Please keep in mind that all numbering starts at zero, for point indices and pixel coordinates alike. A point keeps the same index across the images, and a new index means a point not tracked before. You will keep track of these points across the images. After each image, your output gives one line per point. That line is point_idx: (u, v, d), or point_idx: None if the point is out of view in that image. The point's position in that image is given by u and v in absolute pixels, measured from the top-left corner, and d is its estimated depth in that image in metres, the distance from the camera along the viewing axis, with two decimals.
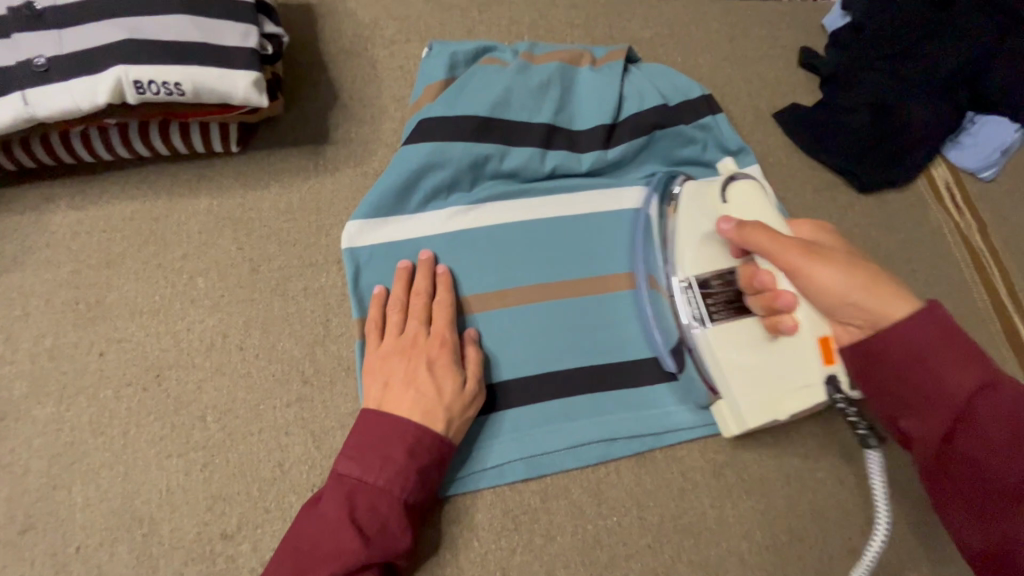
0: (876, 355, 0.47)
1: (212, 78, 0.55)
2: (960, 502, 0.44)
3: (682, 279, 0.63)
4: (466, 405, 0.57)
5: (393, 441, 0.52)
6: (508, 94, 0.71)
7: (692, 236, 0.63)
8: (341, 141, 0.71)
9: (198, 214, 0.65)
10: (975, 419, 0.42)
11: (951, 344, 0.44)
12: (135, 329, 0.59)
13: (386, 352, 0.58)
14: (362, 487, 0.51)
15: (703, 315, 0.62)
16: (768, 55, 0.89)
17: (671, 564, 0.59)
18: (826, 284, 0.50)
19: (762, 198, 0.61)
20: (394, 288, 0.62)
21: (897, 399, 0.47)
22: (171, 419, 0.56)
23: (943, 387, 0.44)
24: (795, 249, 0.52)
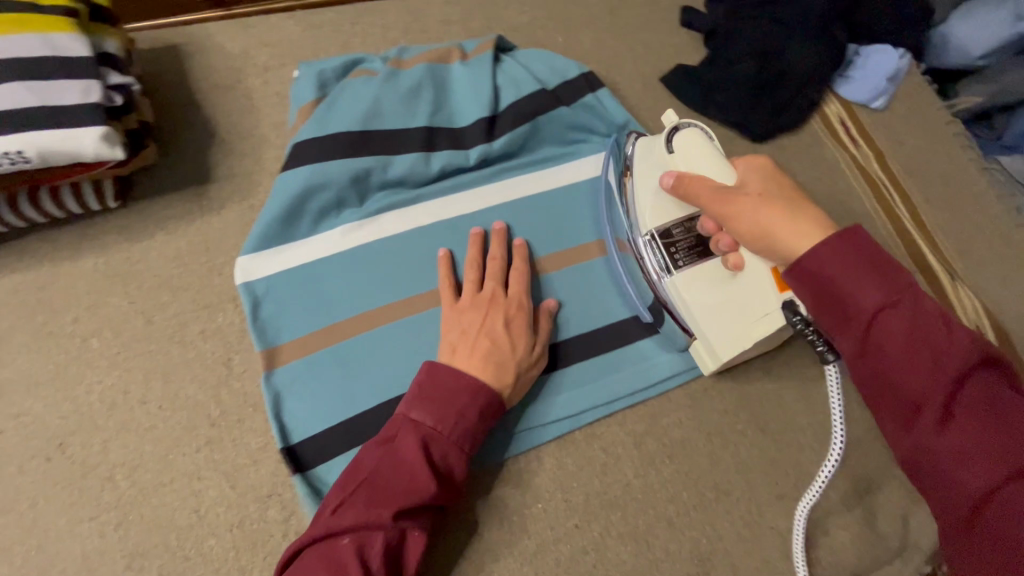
0: (803, 278, 0.44)
1: (58, 140, 0.54)
2: (883, 409, 0.42)
3: (645, 233, 0.65)
4: (533, 362, 0.61)
5: (466, 400, 0.55)
6: (378, 104, 0.70)
7: (648, 189, 0.65)
8: (224, 177, 0.71)
9: (84, 274, 0.64)
10: (884, 336, 0.40)
11: (862, 261, 0.42)
12: (32, 402, 0.59)
13: (466, 306, 0.62)
14: (438, 436, 0.53)
15: (669, 263, 0.63)
16: (650, 20, 0.89)
17: (600, 541, 0.59)
18: (744, 227, 0.53)
19: (706, 143, 0.63)
20: (471, 249, 0.66)
21: (823, 316, 0.44)
22: (78, 484, 0.56)
23: (856, 306, 0.41)
24: (713, 198, 0.56)
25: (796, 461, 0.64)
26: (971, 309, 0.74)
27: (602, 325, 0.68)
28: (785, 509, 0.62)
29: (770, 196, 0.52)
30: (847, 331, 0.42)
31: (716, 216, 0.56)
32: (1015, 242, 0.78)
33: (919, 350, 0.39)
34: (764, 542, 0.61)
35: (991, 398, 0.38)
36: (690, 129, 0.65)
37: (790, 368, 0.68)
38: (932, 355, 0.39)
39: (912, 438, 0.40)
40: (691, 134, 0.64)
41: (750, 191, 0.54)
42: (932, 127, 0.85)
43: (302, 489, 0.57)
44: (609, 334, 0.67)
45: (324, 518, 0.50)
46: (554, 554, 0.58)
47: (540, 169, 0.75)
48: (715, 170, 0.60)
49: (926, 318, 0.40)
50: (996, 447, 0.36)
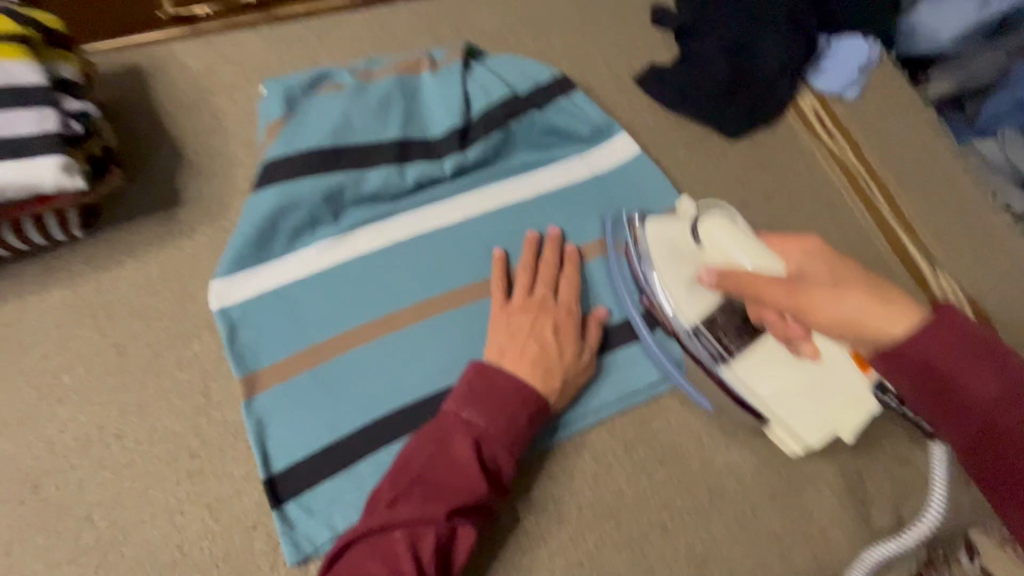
0: (910, 371, 0.46)
1: (14, 173, 0.52)
2: (997, 493, 0.44)
3: (687, 325, 0.63)
4: (580, 371, 0.62)
5: (515, 402, 0.57)
6: (348, 119, 0.69)
7: (678, 282, 0.63)
8: (194, 201, 0.69)
9: (52, 308, 0.62)
10: (1006, 426, 0.43)
11: (972, 351, 0.44)
12: (2, 443, 0.57)
13: (515, 309, 0.63)
14: (489, 437, 0.56)
15: (722, 352, 0.62)
16: (622, 20, 0.89)
17: (595, 552, 0.59)
18: (828, 319, 0.50)
19: (732, 224, 0.60)
20: (523, 253, 0.67)
21: (930, 407, 0.46)
22: (55, 527, 0.54)
23: (973, 393, 0.44)
24: (781, 292, 0.52)
25: (788, 459, 0.64)
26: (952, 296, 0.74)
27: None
28: (778, 508, 0.62)
29: (841, 282, 0.50)
30: (959, 421, 0.45)
31: (789, 311, 0.52)
32: (993, 228, 0.79)
33: None
34: (759, 542, 0.61)
35: None
36: (710, 211, 0.63)
37: None
38: None
39: None
40: (712, 221, 0.61)
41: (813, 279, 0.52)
42: (905, 115, 0.85)
43: (278, 525, 0.56)
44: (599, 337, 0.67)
45: (380, 511, 0.52)
46: (548, 568, 0.58)
47: (519, 176, 0.74)
48: (756, 255, 0.57)
49: None
50: None
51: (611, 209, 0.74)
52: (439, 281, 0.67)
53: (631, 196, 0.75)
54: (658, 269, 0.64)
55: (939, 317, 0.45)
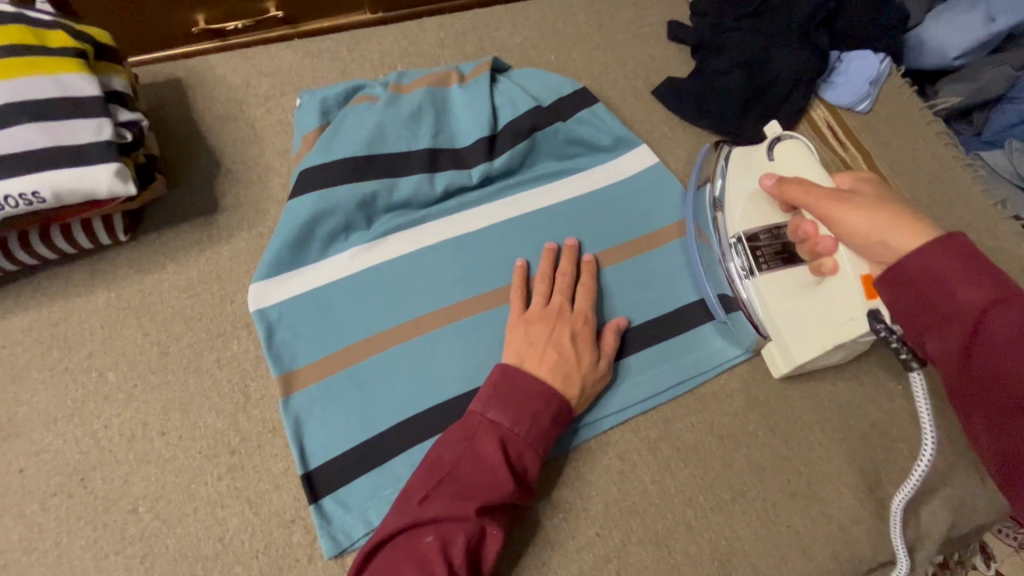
0: (905, 283, 0.49)
1: (71, 179, 0.55)
2: (982, 407, 0.45)
3: (732, 236, 0.69)
4: (598, 378, 0.64)
5: (540, 403, 0.59)
6: (380, 129, 0.72)
7: (739, 197, 0.70)
8: (231, 206, 0.72)
9: (98, 309, 0.65)
10: (990, 333, 0.44)
11: (970, 265, 0.46)
12: (51, 439, 0.59)
13: (534, 318, 0.65)
14: (513, 437, 0.57)
15: (751, 266, 0.67)
16: (638, 35, 0.92)
17: (623, 548, 0.60)
18: (850, 228, 0.55)
19: (804, 151, 0.67)
20: (541, 264, 0.70)
21: (924, 320, 0.48)
22: (102, 519, 0.56)
23: (958, 305, 0.45)
24: (816, 195, 0.58)
25: (808, 458, 0.66)
26: None
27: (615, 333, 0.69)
28: (800, 507, 0.63)
29: (881, 198, 0.55)
30: (947, 331, 0.46)
31: (817, 213, 0.58)
32: (1004, 235, 0.81)
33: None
34: (781, 539, 0.62)
35: None
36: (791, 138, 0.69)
37: None
38: None
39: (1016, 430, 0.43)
40: (793, 143, 0.68)
41: (861, 194, 0.56)
42: (915, 126, 0.87)
43: (316, 519, 0.58)
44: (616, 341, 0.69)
45: (411, 508, 0.54)
46: (577, 563, 0.59)
47: (542, 185, 0.76)
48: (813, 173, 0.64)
49: None
50: None
51: (631, 216, 0.76)
52: (467, 285, 0.70)
53: (651, 203, 0.78)
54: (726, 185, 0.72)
55: (944, 240, 0.47)
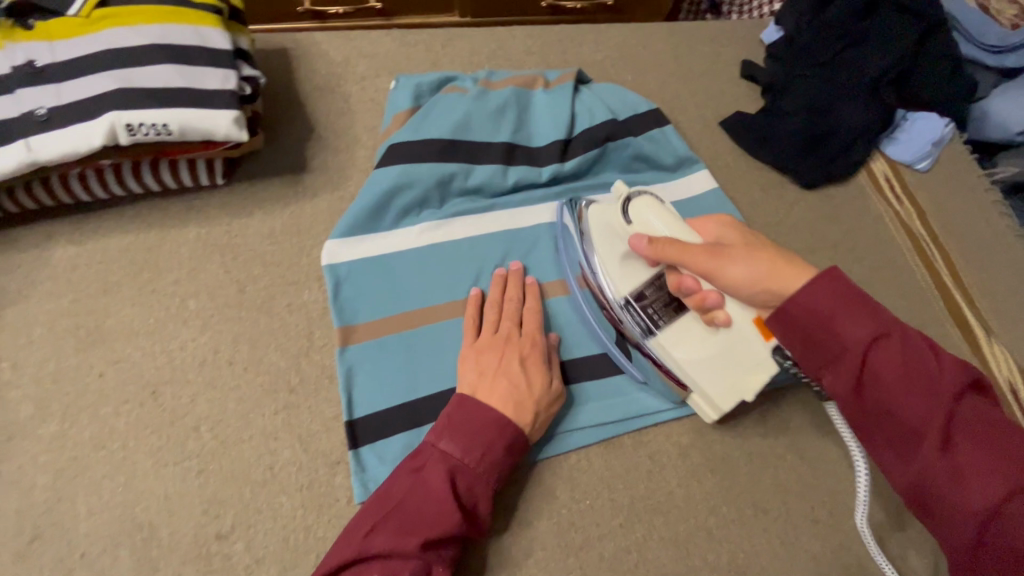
0: (798, 325, 0.52)
1: (198, 118, 0.61)
2: (882, 439, 0.50)
3: (620, 299, 0.68)
4: (552, 400, 0.63)
5: (490, 435, 0.58)
6: (468, 118, 0.77)
7: (613, 257, 0.68)
8: (319, 169, 0.77)
9: (188, 241, 0.70)
10: (880, 369, 0.49)
11: (853, 304, 0.50)
12: (131, 350, 0.64)
13: (484, 345, 0.65)
14: (463, 468, 0.56)
15: (649, 325, 0.66)
16: (712, 69, 0.97)
17: (643, 542, 0.62)
18: (743, 280, 0.58)
19: (658, 205, 0.65)
20: (492, 290, 0.70)
21: (819, 358, 0.51)
22: (166, 430, 0.60)
23: (849, 342, 0.49)
24: (703, 254, 0.59)
25: (832, 489, 0.67)
26: (1006, 361, 0.77)
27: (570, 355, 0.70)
28: (820, 534, 0.65)
29: (753, 247, 0.59)
30: (842, 371, 0.50)
31: (703, 271, 0.60)
32: None
33: (912, 380, 0.48)
34: (798, 562, 0.63)
35: (969, 411, 0.47)
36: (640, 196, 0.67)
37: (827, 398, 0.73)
38: (925, 385, 0.47)
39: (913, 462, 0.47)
40: (645, 203, 0.66)
41: (733, 245, 0.59)
42: (972, 192, 0.90)
43: (352, 465, 0.61)
44: (569, 365, 0.69)
45: (357, 540, 0.53)
46: (598, 549, 0.61)
47: (604, 192, 0.81)
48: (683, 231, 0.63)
49: (909, 351, 0.48)
50: (989, 462, 0.44)
51: None
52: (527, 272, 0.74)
53: None
54: (599, 252, 0.69)
55: (827, 277, 0.51)
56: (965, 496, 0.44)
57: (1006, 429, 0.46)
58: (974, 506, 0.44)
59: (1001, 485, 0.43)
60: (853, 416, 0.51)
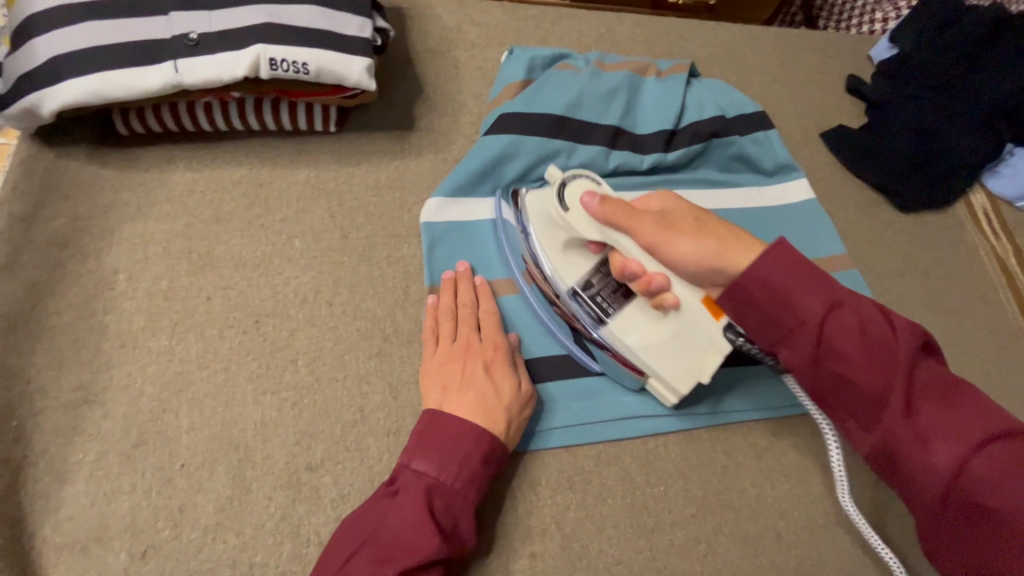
0: (752, 299, 0.51)
1: (335, 61, 0.62)
2: (843, 408, 0.50)
3: (567, 288, 0.65)
4: (522, 404, 0.60)
5: (464, 448, 0.54)
6: (580, 97, 0.78)
7: (555, 246, 0.66)
8: (425, 129, 0.78)
9: (297, 182, 0.72)
10: (840, 342, 0.48)
11: (804, 274, 0.49)
12: (238, 279, 0.65)
13: (441, 355, 0.62)
14: (440, 487, 0.53)
15: (600, 314, 0.64)
16: (817, 80, 0.96)
17: (714, 534, 0.62)
18: (691, 256, 0.56)
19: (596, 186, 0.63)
20: (443, 297, 0.66)
21: (774, 334, 0.51)
22: (266, 360, 0.62)
23: (806, 316, 0.49)
24: (651, 225, 0.58)
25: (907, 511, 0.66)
26: None
27: (527, 353, 0.67)
28: (890, 554, 0.64)
29: (703, 223, 0.57)
30: (801, 346, 0.50)
31: (649, 242, 0.58)
32: None
33: (869, 351, 0.48)
34: None
35: (921, 372, 0.48)
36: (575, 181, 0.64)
37: None
38: (882, 355, 0.48)
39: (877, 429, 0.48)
40: (584, 185, 0.63)
41: (679, 219, 0.58)
42: None
43: None
44: (530, 364, 0.66)
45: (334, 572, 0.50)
46: (669, 535, 0.61)
47: (702, 188, 0.80)
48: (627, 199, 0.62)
49: (864, 319, 0.48)
50: (948, 422, 0.45)
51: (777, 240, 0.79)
52: None
53: (800, 234, 0.80)
54: (539, 237, 0.67)
55: (775, 251, 0.50)
56: (932, 458, 0.45)
57: (958, 388, 0.47)
58: (942, 468, 0.45)
59: (964, 445, 0.44)
60: (813, 388, 0.51)
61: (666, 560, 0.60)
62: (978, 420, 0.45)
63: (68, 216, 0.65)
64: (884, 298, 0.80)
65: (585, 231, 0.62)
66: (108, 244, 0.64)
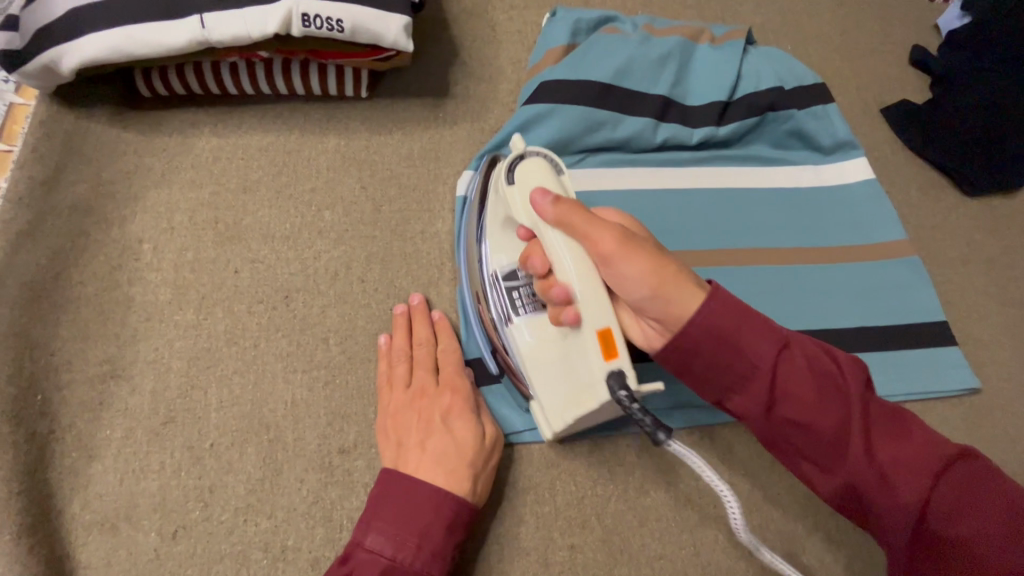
0: (694, 346, 0.46)
1: (372, 19, 0.58)
2: (798, 455, 0.47)
3: (491, 271, 0.58)
4: (489, 454, 0.55)
5: (426, 518, 0.49)
6: (628, 63, 0.72)
7: (497, 222, 0.58)
8: (461, 96, 0.74)
9: (326, 151, 0.68)
10: (790, 386, 0.45)
11: (745, 314, 0.46)
12: (267, 252, 0.62)
13: (395, 407, 0.56)
14: (399, 568, 0.47)
15: (509, 311, 0.56)
16: (878, 51, 0.89)
17: (760, 531, 0.59)
18: (631, 279, 0.47)
19: (552, 176, 0.52)
20: (395, 337, 0.59)
21: (724, 382, 0.46)
22: (297, 337, 0.59)
23: (755, 360, 0.45)
24: (605, 235, 0.47)
25: None
26: None
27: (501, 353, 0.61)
28: None
29: (661, 253, 0.48)
30: (753, 392, 0.46)
31: (591, 253, 0.48)
32: None
33: (823, 393, 0.45)
34: None
35: (873, 405, 0.45)
36: (537, 156, 0.54)
37: (964, 422, 0.69)
38: (834, 394, 0.45)
39: (838, 472, 0.45)
40: (541, 166, 0.52)
41: (637, 242, 0.47)
42: None
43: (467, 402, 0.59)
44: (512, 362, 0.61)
45: None
46: (713, 531, 0.59)
47: (754, 165, 0.75)
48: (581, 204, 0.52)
49: (811, 357, 0.45)
50: (908, 456, 0.43)
51: (833, 223, 0.75)
52: (666, 236, 0.70)
53: (857, 217, 0.75)
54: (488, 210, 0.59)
55: (711, 292, 0.46)
56: (898, 497, 0.43)
57: (910, 421, 0.45)
58: (907, 505, 0.42)
59: (926, 480, 0.42)
60: (767, 436, 0.47)
61: (709, 556, 0.58)
62: (930, 446, 0.43)
63: (90, 181, 0.62)
64: (943, 287, 0.75)
65: (520, 215, 0.52)
66: (132, 212, 0.61)
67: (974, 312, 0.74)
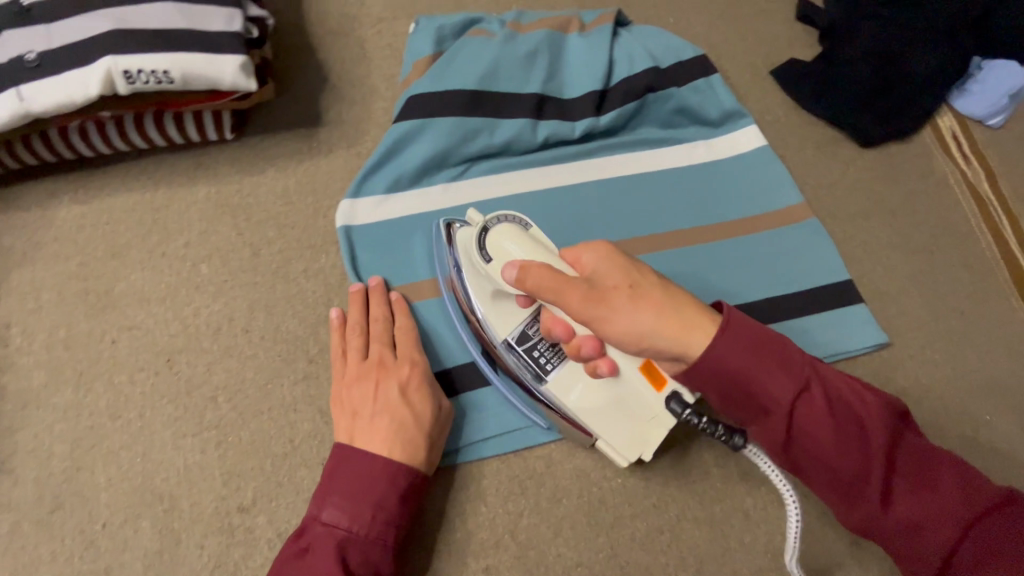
0: (716, 386, 0.46)
1: (201, 65, 0.56)
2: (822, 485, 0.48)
3: (501, 340, 0.56)
4: (443, 422, 0.56)
5: (380, 491, 0.51)
6: (497, 66, 0.71)
7: (482, 297, 0.56)
8: (334, 122, 0.72)
9: (197, 202, 0.66)
10: (813, 428, 0.45)
11: (767, 355, 0.45)
12: (143, 317, 0.61)
13: (350, 378, 0.57)
14: (354, 538, 0.50)
15: (538, 369, 0.56)
16: (765, 10, 0.87)
17: (677, 521, 0.59)
18: (624, 331, 0.47)
19: (524, 234, 0.52)
20: (351, 313, 0.61)
21: (744, 417, 0.47)
22: (183, 400, 0.58)
23: (777, 402, 0.45)
24: (580, 297, 0.47)
25: None
26: None
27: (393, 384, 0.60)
28: None
29: (644, 289, 0.48)
30: (770, 428, 0.46)
31: (582, 318, 0.48)
32: None
33: (845, 433, 0.45)
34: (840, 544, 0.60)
35: (899, 443, 0.46)
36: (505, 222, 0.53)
37: (876, 378, 0.69)
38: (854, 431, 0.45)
39: (860, 508, 0.46)
40: (507, 231, 0.52)
41: (618, 288, 0.47)
42: None
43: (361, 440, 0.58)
44: None
45: None
46: (629, 529, 0.59)
47: (643, 149, 0.74)
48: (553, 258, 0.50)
49: (835, 396, 0.46)
50: (931, 504, 0.45)
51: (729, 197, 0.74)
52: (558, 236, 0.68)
53: (753, 187, 0.74)
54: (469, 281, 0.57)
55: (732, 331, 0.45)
56: (920, 543, 0.45)
57: (931, 455, 0.47)
58: (929, 552, 0.44)
59: (953, 528, 0.44)
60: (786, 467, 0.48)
61: (627, 555, 0.58)
62: (956, 492, 0.45)
63: None
64: (847, 245, 0.75)
65: (508, 287, 0.52)
66: None
67: (879, 265, 0.74)
